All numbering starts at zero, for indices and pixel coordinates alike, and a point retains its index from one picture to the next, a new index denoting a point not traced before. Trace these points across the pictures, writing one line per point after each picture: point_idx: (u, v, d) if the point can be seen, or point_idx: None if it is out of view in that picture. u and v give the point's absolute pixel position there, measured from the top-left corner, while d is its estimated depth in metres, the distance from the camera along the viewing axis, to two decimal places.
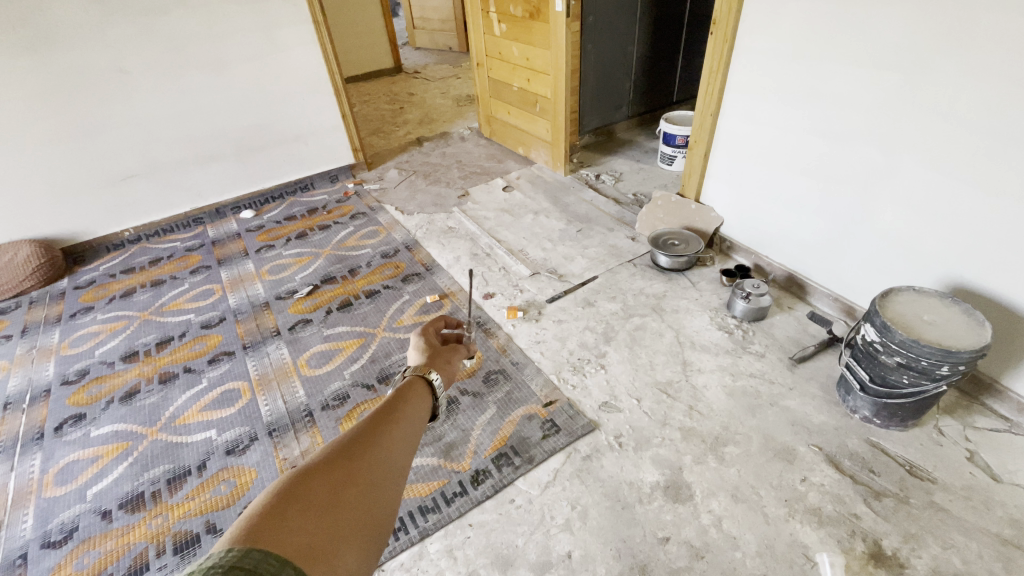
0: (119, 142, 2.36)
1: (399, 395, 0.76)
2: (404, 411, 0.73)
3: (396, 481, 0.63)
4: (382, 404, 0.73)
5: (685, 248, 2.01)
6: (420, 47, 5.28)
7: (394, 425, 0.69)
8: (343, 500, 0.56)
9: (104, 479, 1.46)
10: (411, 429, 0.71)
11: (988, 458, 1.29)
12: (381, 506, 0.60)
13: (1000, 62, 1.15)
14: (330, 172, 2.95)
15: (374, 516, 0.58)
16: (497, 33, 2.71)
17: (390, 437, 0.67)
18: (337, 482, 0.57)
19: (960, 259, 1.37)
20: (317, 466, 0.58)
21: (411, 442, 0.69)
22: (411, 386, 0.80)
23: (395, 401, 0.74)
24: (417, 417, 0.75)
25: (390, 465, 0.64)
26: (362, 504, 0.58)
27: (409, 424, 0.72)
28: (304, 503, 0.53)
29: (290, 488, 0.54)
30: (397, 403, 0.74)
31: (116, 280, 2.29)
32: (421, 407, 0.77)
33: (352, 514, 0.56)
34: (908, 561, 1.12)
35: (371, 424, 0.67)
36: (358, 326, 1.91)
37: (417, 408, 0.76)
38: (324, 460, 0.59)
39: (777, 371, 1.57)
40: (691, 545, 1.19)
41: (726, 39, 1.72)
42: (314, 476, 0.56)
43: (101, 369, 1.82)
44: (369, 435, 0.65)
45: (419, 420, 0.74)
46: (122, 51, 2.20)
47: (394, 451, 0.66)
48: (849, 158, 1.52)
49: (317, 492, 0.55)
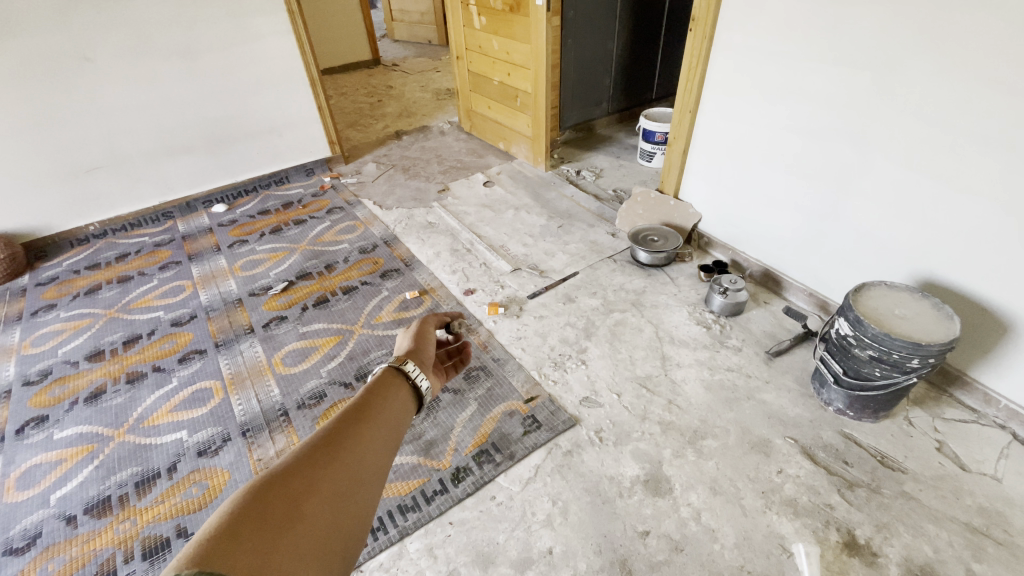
0: (82, 133, 2.26)
1: (374, 391, 0.75)
2: (378, 410, 0.71)
3: (367, 485, 0.62)
4: (354, 403, 0.70)
5: (664, 244, 2.03)
6: (398, 40, 5.21)
7: (366, 427, 0.67)
8: (305, 510, 0.54)
9: (68, 483, 1.40)
10: (385, 429, 0.69)
11: (955, 449, 1.33)
12: (349, 515, 0.58)
13: (969, 62, 1.18)
14: (305, 165, 2.89)
15: (342, 527, 0.57)
16: (477, 26, 2.68)
17: (361, 439, 0.65)
18: (299, 493, 0.55)
19: (929, 255, 1.40)
20: (276, 477, 0.56)
21: (384, 444, 0.67)
22: (386, 379, 0.78)
23: (367, 399, 0.72)
24: (393, 412, 0.73)
25: (360, 471, 0.62)
26: (327, 516, 0.56)
27: (383, 424, 0.70)
28: (260, 519, 0.51)
29: (246, 503, 0.52)
30: (371, 401, 0.72)
31: (81, 277, 2.20)
32: (398, 402, 0.75)
33: (316, 526, 0.54)
34: (880, 550, 1.15)
35: (340, 425, 0.65)
36: (335, 322, 1.87)
37: (393, 404, 0.74)
38: (286, 469, 0.57)
39: (753, 365, 1.59)
40: (671, 538, 1.19)
41: (705, 36, 1.73)
42: (273, 489, 0.54)
43: (65, 368, 1.75)
44: (337, 438, 0.63)
45: (395, 417, 0.73)
46: (84, 37, 2.10)
47: (365, 454, 0.64)
48: (823, 155, 1.55)
49: (276, 505, 0.53)
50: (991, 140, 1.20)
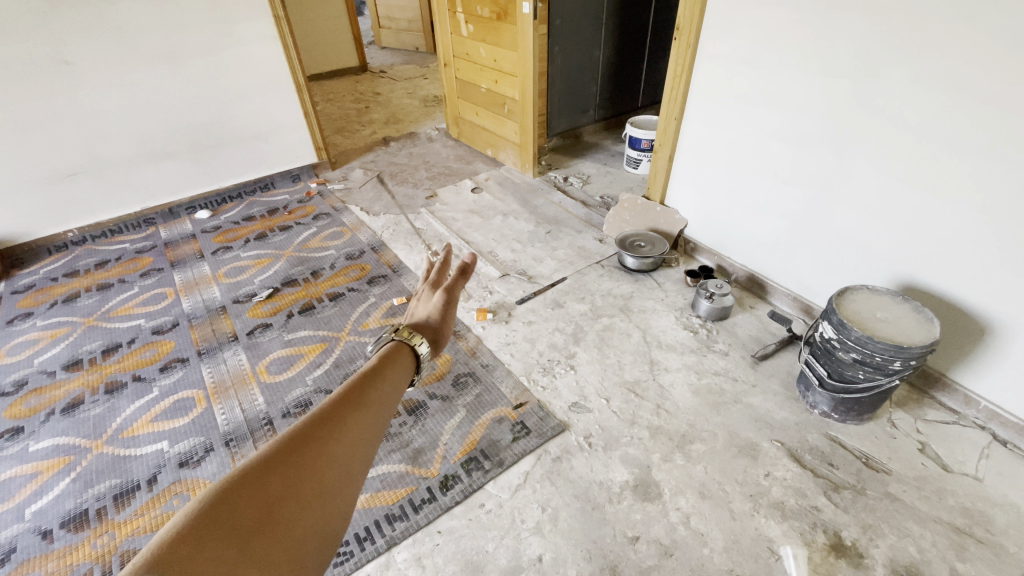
0: (61, 137, 2.21)
1: (368, 376, 0.73)
2: (370, 399, 0.69)
3: (347, 484, 0.61)
4: (345, 388, 0.68)
5: (650, 249, 2.04)
6: (386, 47, 5.22)
7: (355, 419, 0.65)
8: (276, 516, 0.53)
9: (44, 496, 1.35)
10: (374, 420, 0.68)
11: (938, 450, 1.35)
12: (325, 519, 0.57)
13: (944, 69, 1.21)
14: (291, 171, 2.87)
15: (318, 531, 0.56)
16: (464, 34, 2.69)
17: (346, 432, 0.63)
18: (272, 496, 0.54)
19: (909, 259, 1.43)
20: (251, 476, 0.54)
21: (371, 438, 0.66)
22: (381, 362, 0.78)
23: (359, 385, 0.70)
24: (386, 401, 0.72)
25: (341, 469, 0.61)
26: (301, 520, 0.55)
27: (373, 416, 0.68)
28: (228, 524, 0.50)
29: (215, 505, 0.50)
30: (363, 388, 0.70)
31: (58, 284, 2.15)
32: (392, 389, 0.74)
33: (288, 533, 0.53)
34: (866, 552, 1.16)
35: (327, 415, 0.63)
36: (321, 329, 1.85)
37: (386, 393, 0.73)
38: (261, 466, 0.55)
39: (740, 369, 1.61)
40: (660, 543, 1.19)
41: (689, 45, 1.75)
42: (246, 489, 0.53)
43: (41, 379, 1.70)
44: (321, 431, 0.61)
45: (387, 407, 0.71)
46: (64, 41, 2.07)
47: (349, 451, 0.62)
48: (805, 161, 1.58)
49: (247, 509, 0.52)
50: (968, 146, 1.23)
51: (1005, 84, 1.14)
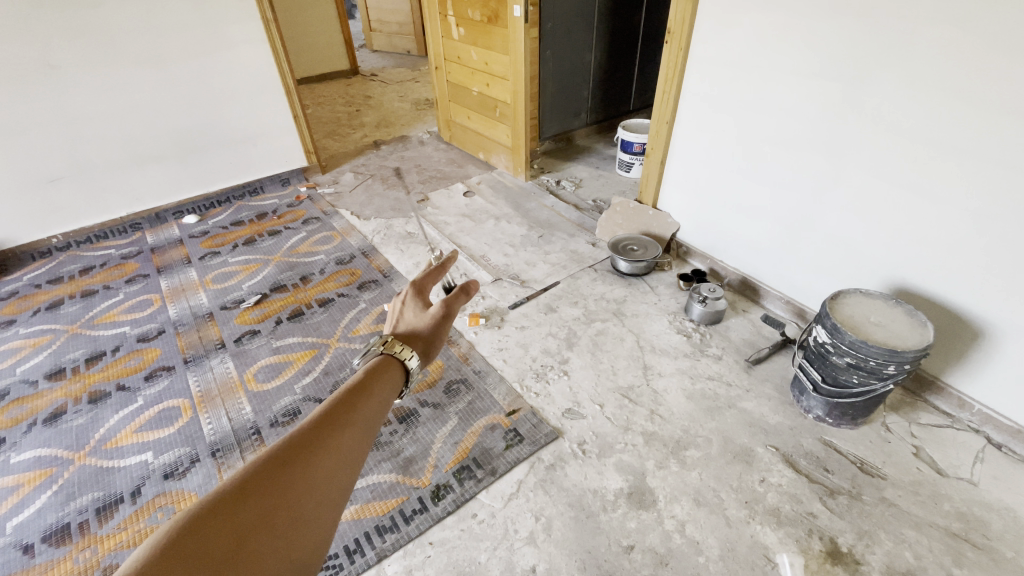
0: (45, 142, 2.17)
1: (354, 389, 0.71)
2: (356, 414, 0.66)
3: (328, 506, 0.58)
4: (328, 404, 0.66)
5: (643, 253, 2.04)
6: (377, 50, 5.20)
7: (339, 437, 0.62)
8: (248, 544, 0.50)
9: (24, 510, 1.31)
10: (358, 436, 0.65)
11: (932, 454, 1.35)
12: (305, 545, 0.54)
13: (933, 74, 1.22)
14: (281, 175, 2.84)
15: (296, 557, 0.53)
16: (455, 37, 2.68)
17: (328, 454, 0.60)
18: (244, 522, 0.51)
19: (902, 263, 1.43)
20: (221, 504, 0.51)
21: (355, 454, 0.63)
22: (370, 376, 0.75)
23: (343, 400, 0.67)
24: (372, 417, 0.68)
25: (321, 493, 0.58)
26: (276, 547, 0.52)
27: (358, 431, 0.65)
28: (195, 555, 0.47)
29: (182, 536, 0.47)
30: (350, 405, 0.67)
31: (41, 291, 2.10)
32: (381, 404, 0.71)
33: (260, 563, 0.50)
34: (863, 558, 1.15)
35: (306, 436, 0.61)
36: (310, 336, 1.82)
37: (376, 405, 0.70)
38: (233, 493, 0.53)
39: (734, 373, 1.60)
40: (656, 552, 1.18)
41: (680, 48, 1.75)
42: (217, 516, 0.50)
43: (23, 389, 1.66)
44: (302, 452, 0.59)
45: (375, 420, 0.68)
46: (48, 43, 2.03)
47: (329, 472, 0.60)
48: (798, 163, 1.57)
49: (216, 540, 0.49)
50: (958, 150, 1.23)
51: (994, 86, 1.14)
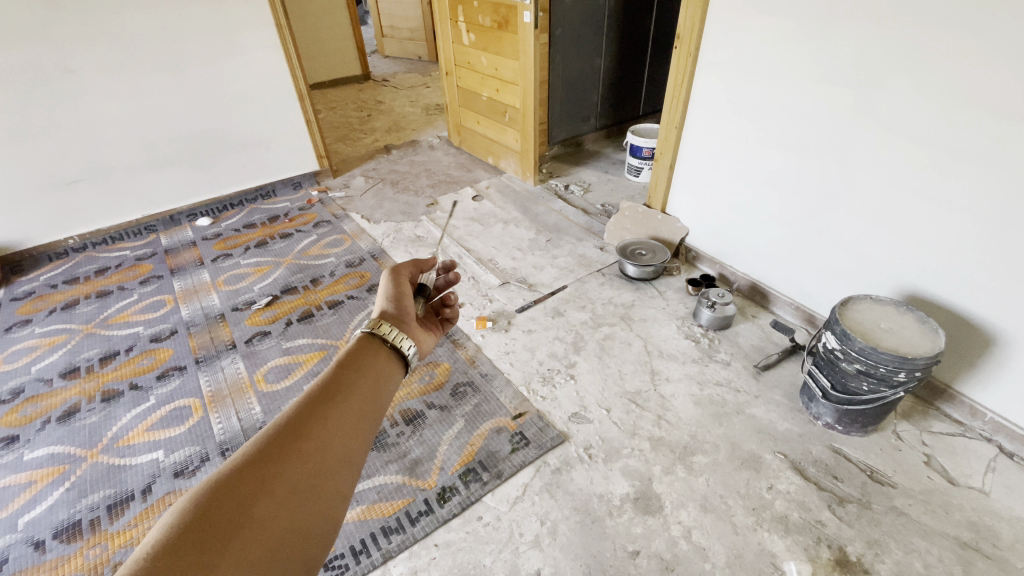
0: (64, 146, 2.22)
1: (344, 366, 0.71)
2: (348, 388, 0.67)
3: (330, 476, 0.59)
4: (317, 385, 0.66)
5: (652, 258, 2.03)
6: (388, 55, 5.25)
7: (331, 410, 0.63)
8: (254, 514, 0.51)
9: (38, 506, 1.34)
10: (353, 413, 0.65)
11: (944, 462, 1.33)
12: (310, 513, 0.55)
13: (945, 79, 1.21)
14: (293, 179, 2.87)
15: (303, 526, 0.54)
16: (465, 43, 2.70)
17: (323, 427, 0.61)
18: (247, 499, 0.52)
19: (913, 269, 1.42)
20: (222, 485, 0.52)
21: (352, 430, 0.64)
22: (360, 350, 0.75)
23: (333, 379, 0.68)
24: (365, 390, 0.69)
25: (321, 462, 0.59)
26: (280, 519, 0.52)
27: (353, 407, 0.66)
28: (201, 533, 0.48)
29: (187, 520, 0.48)
30: (341, 381, 0.68)
31: (58, 291, 2.15)
32: (375, 378, 0.72)
33: (267, 530, 0.51)
34: (872, 567, 1.13)
35: (300, 414, 0.61)
36: (319, 338, 1.84)
37: (368, 382, 0.70)
38: (231, 473, 0.53)
39: (743, 379, 1.59)
40: (661, 558, 1.17)
41: (689, 53, 1.76)
42: (219, 496, 0.51)
43: (38, 387, 1.69)
44: (295, 428, 0.59)
45: (369, 395, 0.69)
46: (68, 50, 2.08)
47: (328, 443, 0.60)
48: (808, 168, 1.57)
49: (218, 514, 0.49)
50: (970, 154, 1.22)
51: (1006, 90, 1.13)
